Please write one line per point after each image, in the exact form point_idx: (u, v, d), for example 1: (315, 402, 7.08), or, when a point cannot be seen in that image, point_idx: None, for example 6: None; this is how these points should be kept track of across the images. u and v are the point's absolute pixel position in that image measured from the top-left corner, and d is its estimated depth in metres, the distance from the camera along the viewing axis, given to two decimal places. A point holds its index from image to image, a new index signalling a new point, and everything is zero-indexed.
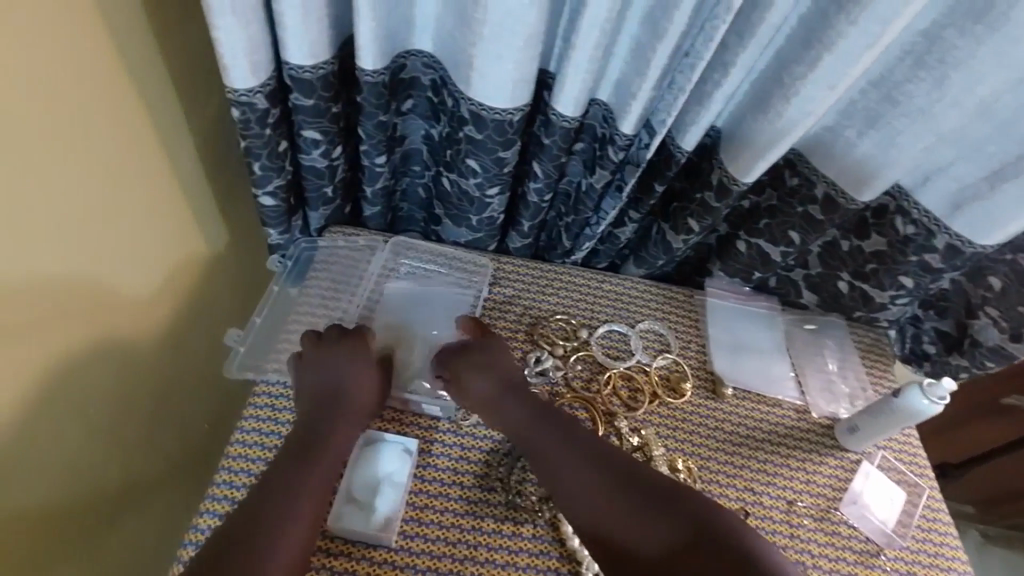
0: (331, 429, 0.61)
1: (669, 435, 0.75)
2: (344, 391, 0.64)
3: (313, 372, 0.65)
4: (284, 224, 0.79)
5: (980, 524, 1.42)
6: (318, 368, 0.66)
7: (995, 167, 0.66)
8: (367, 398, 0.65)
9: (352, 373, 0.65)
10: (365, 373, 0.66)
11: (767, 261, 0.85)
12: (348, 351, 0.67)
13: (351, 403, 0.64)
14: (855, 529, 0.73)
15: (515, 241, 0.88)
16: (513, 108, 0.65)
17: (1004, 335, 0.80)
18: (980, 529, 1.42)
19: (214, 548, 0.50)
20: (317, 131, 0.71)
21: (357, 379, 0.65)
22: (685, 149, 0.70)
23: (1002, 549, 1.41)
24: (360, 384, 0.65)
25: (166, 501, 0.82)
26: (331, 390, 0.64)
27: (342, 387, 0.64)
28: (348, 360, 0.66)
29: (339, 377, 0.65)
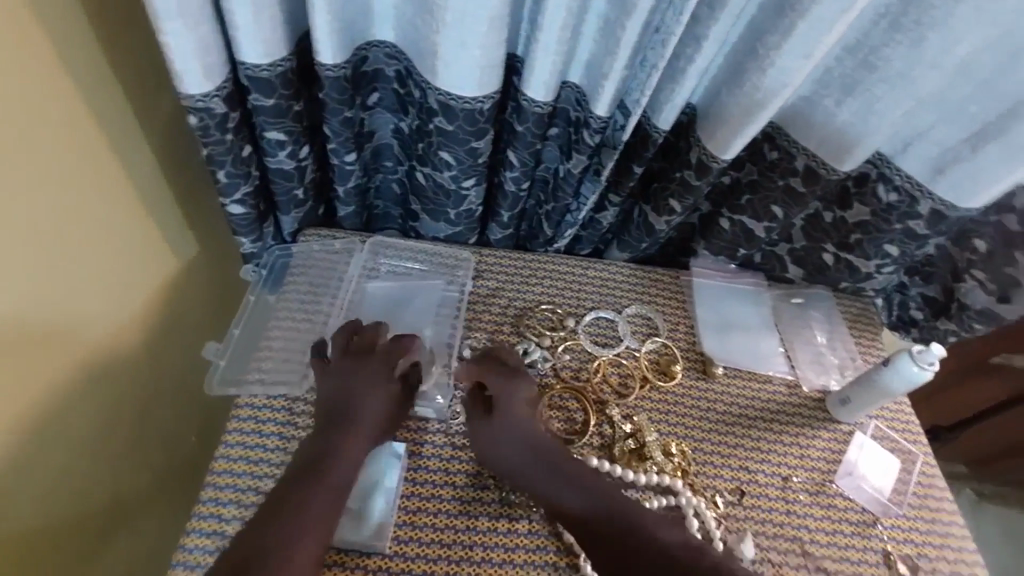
0: (340, 457, 0.59)
1: (662, 419, 0.75)
2: (362, 418, 0.62)
3: (340, 386, 0.64)
4: (256, 232, 0.77)
5: (974, 483, 1.45)
6: (344, 386, 0.64)
7: (976, 129, 0.65)
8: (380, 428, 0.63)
9: (372, 401, 0.63)
10: (383, 402, 0.64)
11: (751, 237, 0.84)
12: (375, 372, 0.65)
13: (365, 433, 0.62)
14: (851, 500, 0.73)
15: (495, 232, 0.86)
16: (482, 96, 0.63)
17: (992, 297, 0.81)
18: (975, 488, 1.46)
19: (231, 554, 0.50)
20: (281, 132, 0.68)
21: (376, 408, 0.63)
22: (662, 127, 0.68)
23: (997, 505, 1.45)
24: (378, 413, 0.63)
25: (160, 513, 0.82)
26: (349, 414, 0.62)
27: (361, 414, 0.62)
28: (375, 386, 0.64)
29: (361, 401, 0.63)
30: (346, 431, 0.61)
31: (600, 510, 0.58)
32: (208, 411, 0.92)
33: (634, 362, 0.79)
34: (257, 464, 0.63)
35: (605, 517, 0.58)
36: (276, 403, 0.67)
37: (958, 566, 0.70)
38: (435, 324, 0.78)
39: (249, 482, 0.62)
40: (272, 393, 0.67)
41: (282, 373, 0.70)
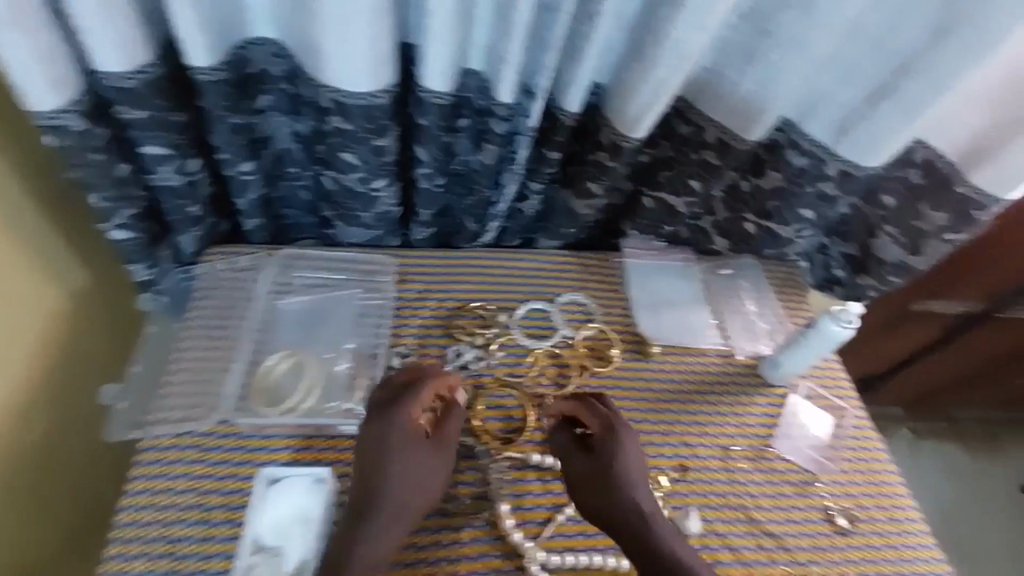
0: (369, 528, 0.54)
1: (601, 403, 0.75)
2: (389, 483, 0.56)
3: (370, 443, 0.57)
4: (152, 258, 0.71)
5: (910, 422, 1.55)
6: (374, 442, 0.57)
7: (874, 87, 0.66)
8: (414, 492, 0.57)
9: (404, 460, 0.57)
10: (416, 461, 0.58)
11: (674, 213, 0.85)
12: (405, 423, 0.58)
13: (396, 500, 0.56)
14: (790, 462, 0.75)
15: (416, 232, 0.83)
16: (377, 91, 0.59)
17: (905, 250, 0.83)
18: (911, 426, 1.56)
19: None
20: (162, 146, 0.61)
21: (405, 468, 0.57)
22: (569, 111, 0.66)
23: (934, 442, 1.55)
24: (407, 474, 0.57)
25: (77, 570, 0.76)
26: (376, 478, 0.56)
27: (385, 476, 0.56)
28: (403, 440, 0.58)
29: (387, 462, 0.56)
30: (375, 498, 0.55)
31: (624, 524, 0.59)
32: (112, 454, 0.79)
33: (571, 350, 0.78)
34: (167, 510, 0.58)
35: (626, 531, 0.59)
36: (183, 440, 0.62)
37: (893, 510, 0.73)
38: (360, 335, 0.74)
39: (158, 532, 0.57)
40: (179, 431, 0.62)
41: (190, 408, 0.65)
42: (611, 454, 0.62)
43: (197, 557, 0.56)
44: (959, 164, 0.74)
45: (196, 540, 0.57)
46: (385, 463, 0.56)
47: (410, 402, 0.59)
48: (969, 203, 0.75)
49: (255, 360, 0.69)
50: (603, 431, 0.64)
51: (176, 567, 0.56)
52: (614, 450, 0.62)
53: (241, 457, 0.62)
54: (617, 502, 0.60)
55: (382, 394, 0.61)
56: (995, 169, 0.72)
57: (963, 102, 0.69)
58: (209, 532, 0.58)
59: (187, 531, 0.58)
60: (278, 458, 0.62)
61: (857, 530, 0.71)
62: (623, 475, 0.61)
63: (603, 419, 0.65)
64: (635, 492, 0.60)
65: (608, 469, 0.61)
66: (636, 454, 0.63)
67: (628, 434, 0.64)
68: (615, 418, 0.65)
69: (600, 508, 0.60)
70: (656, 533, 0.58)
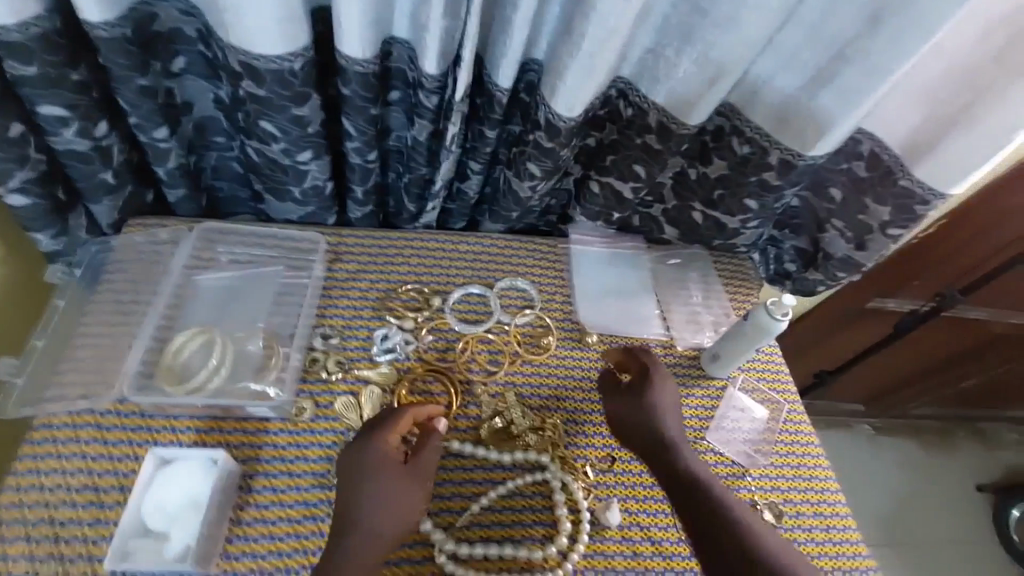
0: (346, 549, 0.52)
1: (533, 392, 0.73)
2: (365, 509, 0.54)
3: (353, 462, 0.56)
4: (57, 227, 0.67)
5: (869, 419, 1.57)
6: (352, 466, 0.56)
7: (814, 74, 0.64)
8: (388, 521, 0.54)
9: (375, 490, 0.55)
10: (389, 490, 0.55)
11: (621, 200, 0.82)
12: (377, 452, 0.56)
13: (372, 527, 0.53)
14: (722, 455, 0.73)
15: (354, 211, 0.80)
16: (288, 54, 0.56)
17: (850, 245, 0.82)
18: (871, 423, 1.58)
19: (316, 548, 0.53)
20: (60, 107, 0.57)
21: (379, 495, 0.55)
22: (502, 85, 0.64)
23: (889, 437, 1.58)
24: (381, 500, 0.55)
25: None
26: (352, 501, 0.54)
27: (361, 500, 0.54)
28: (376, 466, 0.56)
29: (360, 493, 0.54)
30: (351, 522, 0.53)
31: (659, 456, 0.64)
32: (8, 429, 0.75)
33: (505, 337, 0.76)
34: (55, 490, 0.56)
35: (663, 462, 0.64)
36: (80, 419, 0.59)
37: (820, 505, 0.73)
38: (283, 314, 0.71)
39: (42, 513, 0.55)
40: (73, 409, 0.59)
41: (91, 385, 0.62)
42: (643, 399, 0.67)
43: (81, 540, 0.54)
44: (901, 156, 0.72)
45: (84, 524, 0.55)
46: (362, 488, 0.55)
47: (386, 426, 0.58)
48: (911, 198, 0.73)
49: (165, 337, 0.66)
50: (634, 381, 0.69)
51: (59, 551, 0.53)
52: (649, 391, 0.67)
53: (144, 438, 0.60)
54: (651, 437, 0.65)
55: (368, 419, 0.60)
56: (933, 162, 0.69)
57: (907, 95, 0.68)
58: (100, 515, 0.55)
59: (75, 513, 0.55)
60: (184, 440, 0.60)
61: (783, 524, 0.70)
62: (657, 416, 0.66)
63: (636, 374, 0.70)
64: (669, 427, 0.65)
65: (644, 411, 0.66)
66: (667, 398, 0.68)
67: (662, 378, 0.69)
68: (651, 365, 0.70)
69: (644, 443, 0.65)
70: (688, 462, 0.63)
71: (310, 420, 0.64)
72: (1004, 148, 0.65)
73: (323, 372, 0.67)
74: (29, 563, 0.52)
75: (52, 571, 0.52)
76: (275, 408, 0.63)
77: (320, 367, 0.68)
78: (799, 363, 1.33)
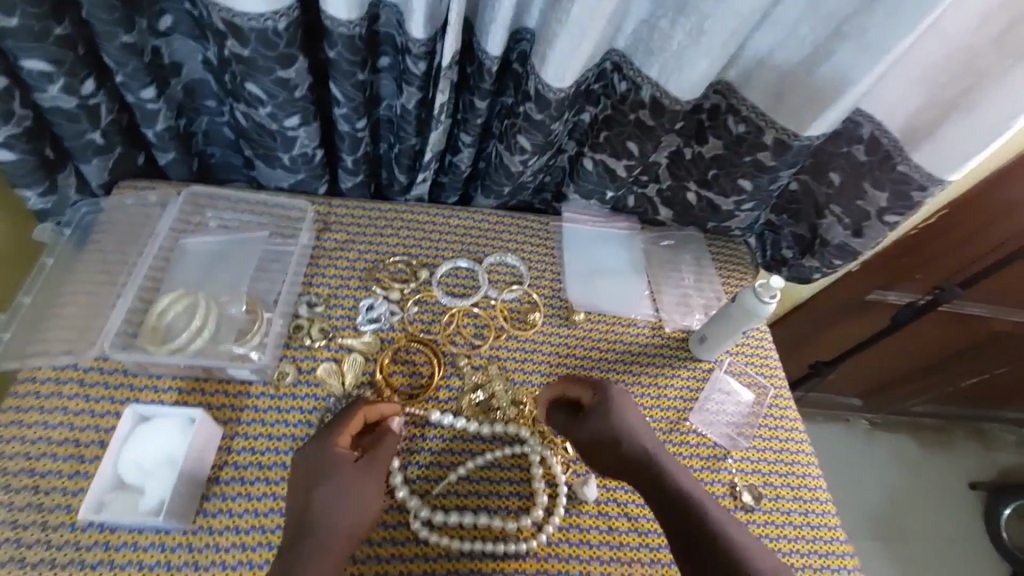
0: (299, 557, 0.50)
1: (516, 367, 0.72)
2: (315, 512, 0.53)
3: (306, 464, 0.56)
4: (45, 184, 0.68)
5: (867, 414, 1.56)
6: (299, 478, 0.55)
7: (811, 51, 0.63)
8: (343, 520, 0.53)
9: (324, 492, 0.54)
10: (341, 491, 0.54)
11: (615, 178, 0.81)
12: (324, 455, 0.56)
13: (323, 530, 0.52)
14: (704, 436, 0.73)
15: (345, 180, 0.79)
16: (271, 12, 0.55)
17: (848, 232, 0.80)
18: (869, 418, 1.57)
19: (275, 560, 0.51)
20: (44, 61, 0.57)
21: (329, 499, 0.54)
22: (491, 53, 0.63)
23: (886, 433, 1.57)
24: (332, 501, 0.54)
25: None
26: (303, 509, 0.53)
27: (310, 507, 0.53)
28: (332, 464, 0.55)
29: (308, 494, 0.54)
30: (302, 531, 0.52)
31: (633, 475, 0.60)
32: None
33: (490, 311, 0.76)
34: (36, 442, 0.57)
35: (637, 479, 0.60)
36: (64, 374, 0.60)
37: (801, 490, 0.72)
38: (268, 280, 0.71)
39: (22, 465, 0.56)
40: (57, 364, 0.60)
41: (75, 341, 0.63)
42: (604, 421, 0.62)
43: (61, 492, 0.55)
44: (900, 141, 0.70)
45: (63, 476, 0.56)
46: (308, 496, 0.54)
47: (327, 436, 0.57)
48: (909, 183, 0.71)
49: (149, 298, 0.66)
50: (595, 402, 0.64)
51: (39, 501, 0.54)
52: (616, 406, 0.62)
53: (126, 396, 0.61)
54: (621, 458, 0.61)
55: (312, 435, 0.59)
56: (931, 148, 0.67)
57: (909, 75, 0.66)
58: (79, 468, 0.56)
59: (56, 465, 0.56)
60: (165, 399, 0.61)
61: (761, 507, 0.69)
62: (623, 434, 0.61)
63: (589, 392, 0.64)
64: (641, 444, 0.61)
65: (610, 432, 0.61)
66: (632, 412, 0.63)
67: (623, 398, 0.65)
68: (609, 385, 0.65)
69: (617, 464, 0.61)
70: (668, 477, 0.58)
71: (292, 385, 0.65)
72: (1002, 135, 0.63)
73: (307, 339, 0.68)
74: (9, 511, 0.53)
75: (30, 519, 0.53)
76: (257, 371, 0.63)
77: (303, 334, 0.68)
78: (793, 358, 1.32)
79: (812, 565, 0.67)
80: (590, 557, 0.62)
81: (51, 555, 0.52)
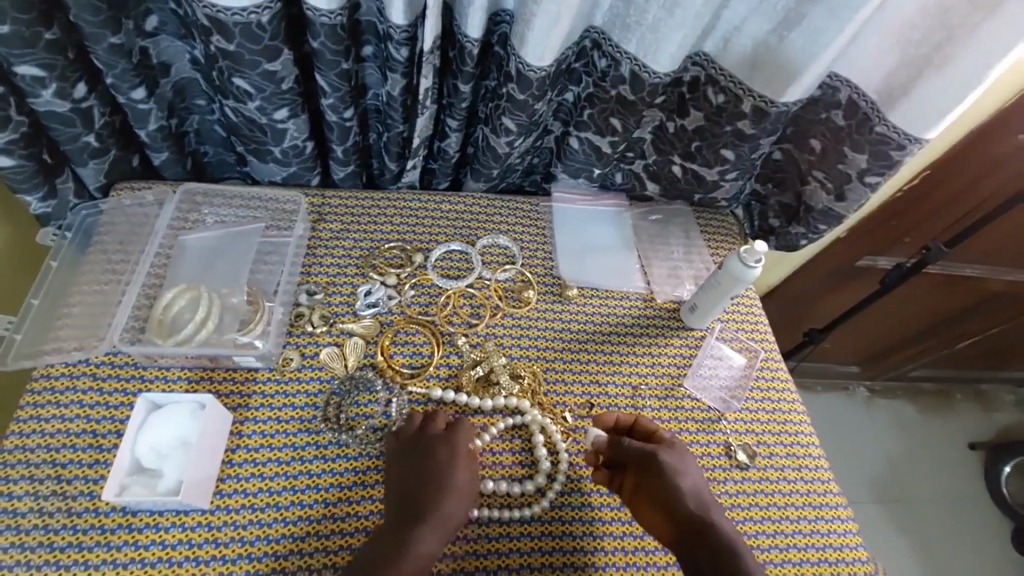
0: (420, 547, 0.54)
1: (513, 343, 0.74)
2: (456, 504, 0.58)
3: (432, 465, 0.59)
4: (43, 189, 0.70)
5: (865, 380, 1.59)
6: (430, 472, 0.58)
7: (782, 17, 0.65)
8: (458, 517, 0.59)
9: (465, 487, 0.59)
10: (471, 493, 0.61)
11: (601, 155, 0.82)
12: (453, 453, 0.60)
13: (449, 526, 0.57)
14: (698, 400, 0.75)
15: (337, 171, 0.81)
16: (253, 6, 0.57)
17: (831, 197, 0.82)
18: (868, 384, 1.60)
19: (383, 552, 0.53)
20: (37, 67, 0.59)
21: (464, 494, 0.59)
22: (471, 35, 0.64)
23: (884, 398, 1.60)
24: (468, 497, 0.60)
25: None
26: (440, 496, 0.57)
27: (446, 496, 0.57)
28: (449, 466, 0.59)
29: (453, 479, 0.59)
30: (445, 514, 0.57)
31: (687, 520, 0.58)
32: (5, 380, 0.83)
33: (486, 291, 0.78)
34: (55, 434, 0.59)
35: (689, 527, 0.57)
36: (76, 370, 0.63)
37: (794, 447, 0.74)
38: (267, 272, 0.73)
39: (44, 456, 0.58)
40: (70, 360, 0.63)
41: (85, 338, 0.65)
42: (687, 465, 0.62)
43: (83, 480, 0.57)
44: (877, 102, 0.72)
45: (83, 465, 0.58)
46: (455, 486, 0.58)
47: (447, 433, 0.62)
48: (887, 143, 0.73)
49: (153, 293, 0.68)
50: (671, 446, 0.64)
51: (62, 490, 0.57)
52: (681, 456, 0.63)
53: (138, 387, 0.63)
54: (689, 506, 0.58)
55: (423, 429, 0.62)
56: (908, 108, 0.68)
57: (881, 37, 0.67)
58: (98, 456, 0.59)
59: (76, 455, 0.58)
60: (176, 388, 0.64)
61: (755, 464, 0.72)
62: (699, 488, 0.61)
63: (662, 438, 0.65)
64: (707, 504, 0.60)
65: (679, 473, 0.61)
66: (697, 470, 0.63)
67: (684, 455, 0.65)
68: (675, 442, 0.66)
69: (679, 507, 0.58)
70: (717, 530, 0.57)
71: (296, 369, 0.67)
72: (976, 90, 0.64)
73: (308, 326, 0.70)
74: (34, 499, 0.56)
75: (55, 506, 0.56)
76: (262, 357, 0.65)
77: (305, 321, 0.70)
78: (787, 328, 1.34)
79: (807, 517, 0.69)
80: (593, 518, 0.64)
81: (77, 538, 0.55)
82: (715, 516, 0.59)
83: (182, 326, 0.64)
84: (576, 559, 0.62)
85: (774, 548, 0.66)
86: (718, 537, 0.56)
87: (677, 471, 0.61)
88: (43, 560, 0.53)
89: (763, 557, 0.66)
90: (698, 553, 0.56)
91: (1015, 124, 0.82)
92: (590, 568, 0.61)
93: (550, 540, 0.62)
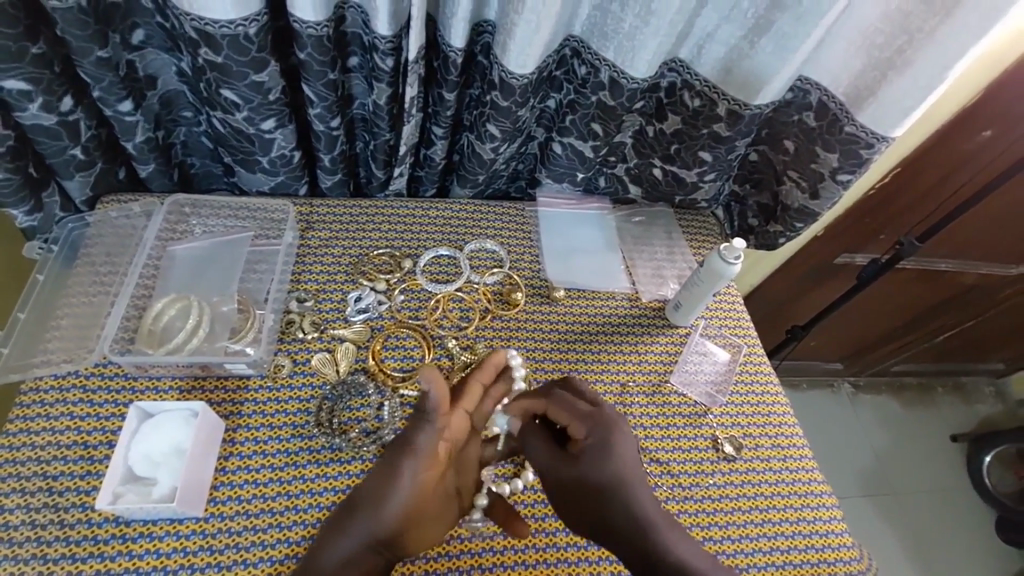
0: (344, 539, 0.51)
1: (502, 345, 0.75)
2: (388, 493, 0.50)
3: (379, 469, 0.52)
4: (29, 203, 0.70)
5: (849, 377, 1.62)
6: (384, 459, 0.52)
7: (751, 24, 0.68)
8: (404, 516, 0.50)
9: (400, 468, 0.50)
10: (410, 484, 0.50)
11: (584, 159, 0.85)
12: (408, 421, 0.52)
13: (372, 510, 0.50)
14: (684, 396, 0.77)
15: (324, 180, 0.82)
16: (241, 19, 0.58)
17: (806, 195, 0.85)
18: (851, 380, 1.63)
19: (324, 541, 0.52)
20: (23, 81, 0.59)
21: (392, 476, 0.50)
22: (455, 45, 0.66)
23: (868, 394, 1.64)
24: (412, 489, 0.50)
25: None
26: (373, 479, 0.52)
27: (377, 500, 0.51)
28: (393, 467, 0.51)
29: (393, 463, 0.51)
30: (371, 509, 0.50)
31: (598, 505, 0.54)
32: None
33: (474, 295, 0.79)
34: (46, 447, 0.59)
35: (602, 519, 0.54)
36: (65, 382, 0.63)
37: (778, 438, 0.76)
38: (257, 279, 0.74)
39: (34, 469, 0.57)
40: (59, 372, 0.63)
41: (74, 350, 0.65)
42: (610, 443, 0.55)
43: (74, 491, 0.57)
44: (845, 104, 0.75)
45: (75, 476, 0.58)
46: (387, 466, 0.51)
47: (467, 395, 0.54)
48: (856, 142, 0.75)
49: (143, 303, 0.68)
50: (592, 422, 0.56)
51: (54, 502, 0.56)
52: (613, 434, 0.55)
53: (129, 398, 0.63)
54: (611, 478, 0.53)
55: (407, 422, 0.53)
56: (873, 110, 0.72)
57: (846, 42, 0.70)
58: (90, 468, 0.58)
59: (67, 467, 0.58)
60: (167, 398, 0.64)
61: (741, 456, 0.73)
62: (626, 473, 0.54)
63: (584, 413, 0.57)
64: (637, 491, 0.53)
65: (612, 455, 0.54)
66: (631, 444, 0.56)
67: (623, 433, 0.56)
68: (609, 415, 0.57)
69: (602, 479, 0.53)
70: (638, 510, 0.52)
71: (288, 376, 0.67)
72: (936, 91, 0.67)
73: (299, 333, 0.71)
74: (26, 512, 0.55)
75: (47, 518, 0.55)
76: (253, 364, 0.66)
77: (295, 329, 0.71)
78: (770, 327, 1.37)
79: (793, 506, 0.71)
80: None
81: (70, 549, 0.54)
82: (640, 501, 0.53)
83: (173, 339, 0.65)
84: (570, 554, 0.62)
85: (763, 537, 0.68)
86: (642, 537, 0.51)
87: (602, 458, 0.54)
88: (36, 572, 0.53)
89: (752, 545, 0.67)
90: (620, 529, 0.52)
91: (976, 124, 0.86)
92: (584, 562, 0.62)
93: (544, 536, 0.63)
